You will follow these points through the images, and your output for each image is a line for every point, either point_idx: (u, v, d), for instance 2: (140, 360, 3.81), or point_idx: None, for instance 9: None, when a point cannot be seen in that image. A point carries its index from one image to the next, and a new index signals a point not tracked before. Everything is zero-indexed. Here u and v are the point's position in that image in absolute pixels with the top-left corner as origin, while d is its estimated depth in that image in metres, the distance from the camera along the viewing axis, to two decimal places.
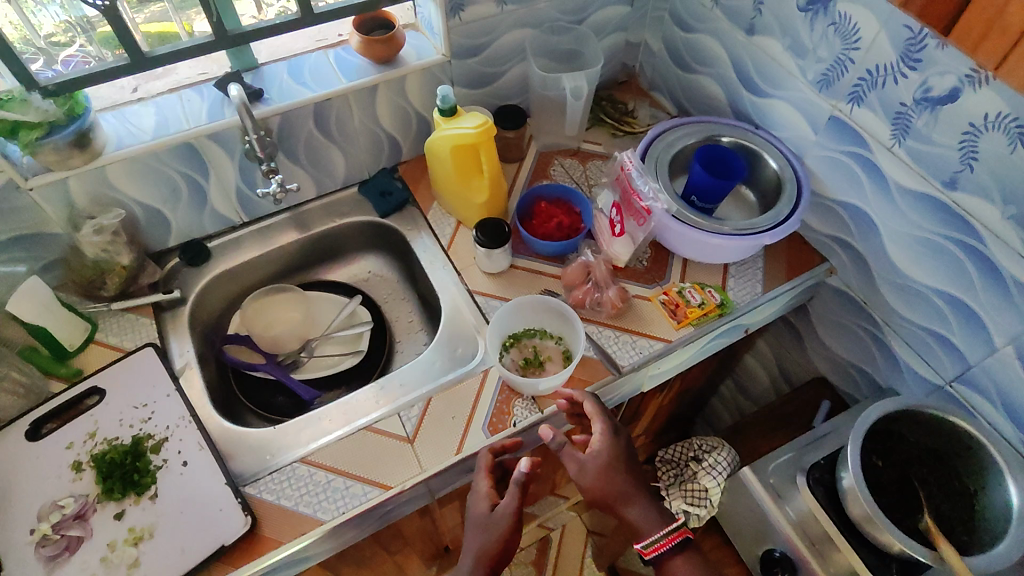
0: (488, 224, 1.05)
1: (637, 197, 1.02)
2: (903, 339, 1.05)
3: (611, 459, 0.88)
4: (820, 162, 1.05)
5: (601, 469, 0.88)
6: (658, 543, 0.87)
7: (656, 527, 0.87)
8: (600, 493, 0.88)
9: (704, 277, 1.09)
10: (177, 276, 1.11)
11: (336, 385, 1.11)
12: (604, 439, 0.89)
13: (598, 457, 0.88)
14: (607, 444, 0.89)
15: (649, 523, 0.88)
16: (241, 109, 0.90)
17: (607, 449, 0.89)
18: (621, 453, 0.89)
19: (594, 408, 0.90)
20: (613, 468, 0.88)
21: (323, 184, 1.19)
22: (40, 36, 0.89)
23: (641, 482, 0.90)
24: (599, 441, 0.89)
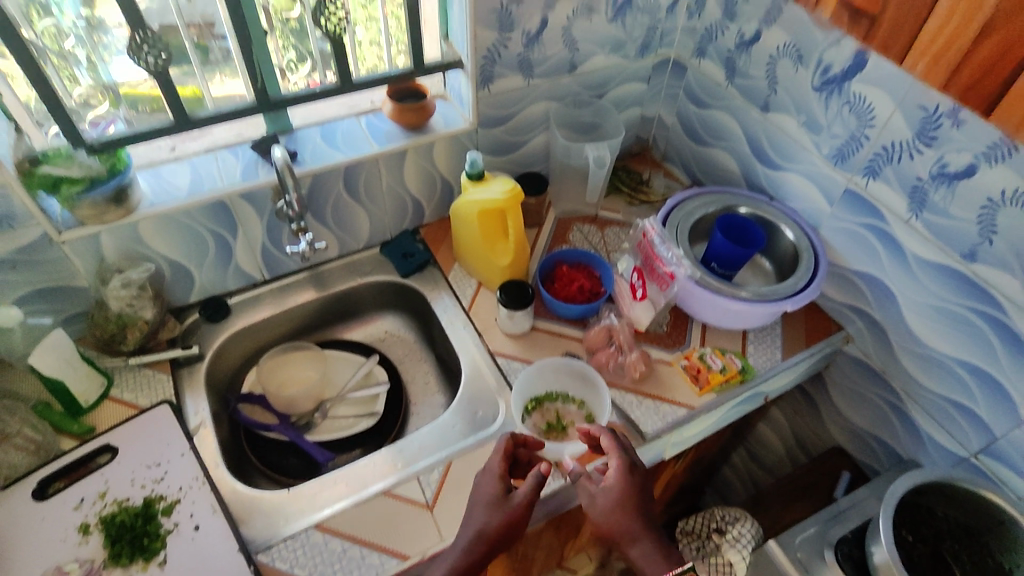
0: (512, 285, 1.06)
1: (660, 262, 1.03)
2: (924, 409, 1.05)
3: (627, 492, 0.85)
4: (836, 233, 1.08)
5: (615, 505, 0.85)
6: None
7: (660, 569, 0.81)
8: (609, 529, 0.85)
9: (725, 343, 1.09)
10: (196, 332, 1.10)
11: (351, 447, 1.08)
12: (621, 475, 0.86)
13: (611, 492, 0.85)
14: (624, 478, 0.85)
15: (652, 564, 0.82)
16: (285, 170, 0.91)
17: (621, 485, 0.85)
18: (636, 492, 0.86)
19: (614, 446, 0.87)
20: (624, 508, 0.84)
21: (347, 244, 1.21)
22: (73, 97, 0.92)
23: (654, 524, 0.86)
24: (614, 479, 0.86)
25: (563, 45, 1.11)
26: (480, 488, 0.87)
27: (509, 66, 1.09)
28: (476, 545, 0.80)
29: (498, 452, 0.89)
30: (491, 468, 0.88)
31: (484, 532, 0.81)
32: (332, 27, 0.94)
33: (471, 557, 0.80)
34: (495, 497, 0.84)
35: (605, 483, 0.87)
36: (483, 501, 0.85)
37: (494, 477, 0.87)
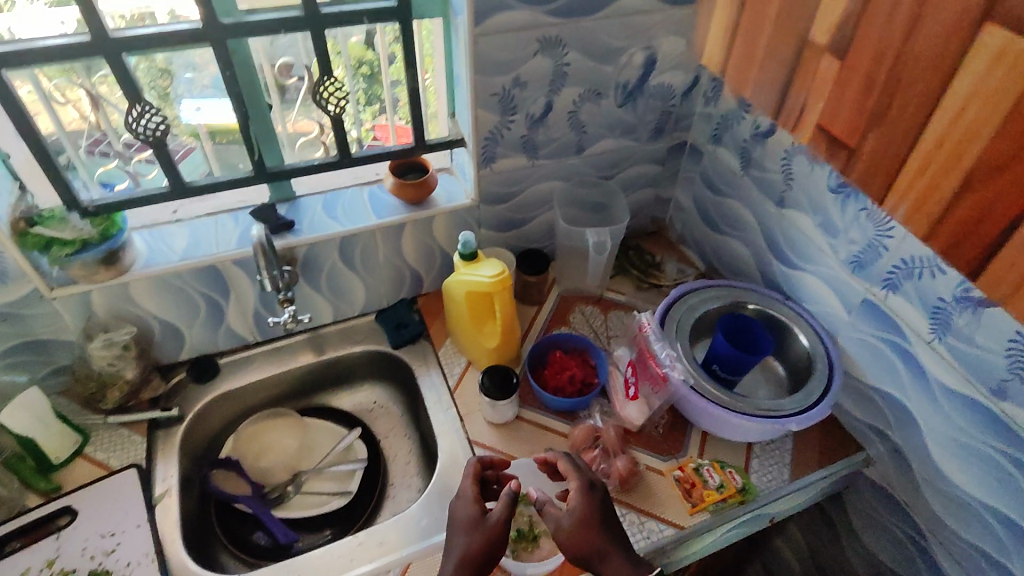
0: (497, 372, 1.01)
1: (653, 361, 0.97)
2: (949, 553, 0.93)
3: (591, 508, 0.77)
4: (854, 343, 0.99)
5: (577, 522, 0.75)
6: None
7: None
8: (574, 551, 0.74)
9: (725, 454, 1.01)
10: (180, 392, 1.10)
11: (320, 527, 1.04)
12: (581, 493, 0.78)
13: (572, 510, 0.77)
14: (583, 496, 0.78)
15: None
16: (258, 246, 0.91)
17: (581, 502, 0.77)
18: (597, 506, 0.77)
19: (568, 465, 0.82)
20: (586, 523, 0.75)
21: (341, 311, 1.20)
22: (120, 141, 0.97)
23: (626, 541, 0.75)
24: (574, 498, 0.78)
25: (569, 127, 1.09)
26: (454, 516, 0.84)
27: (512, 146, 1.07)
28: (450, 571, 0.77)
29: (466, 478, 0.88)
30: (462, 496, 0.86)
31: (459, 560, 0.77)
32: (331, 106, 0.96)
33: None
34: (463, 521, 0.82)
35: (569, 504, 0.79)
36: (455, 525, 0.82)
37: (466, 504, 0.84)
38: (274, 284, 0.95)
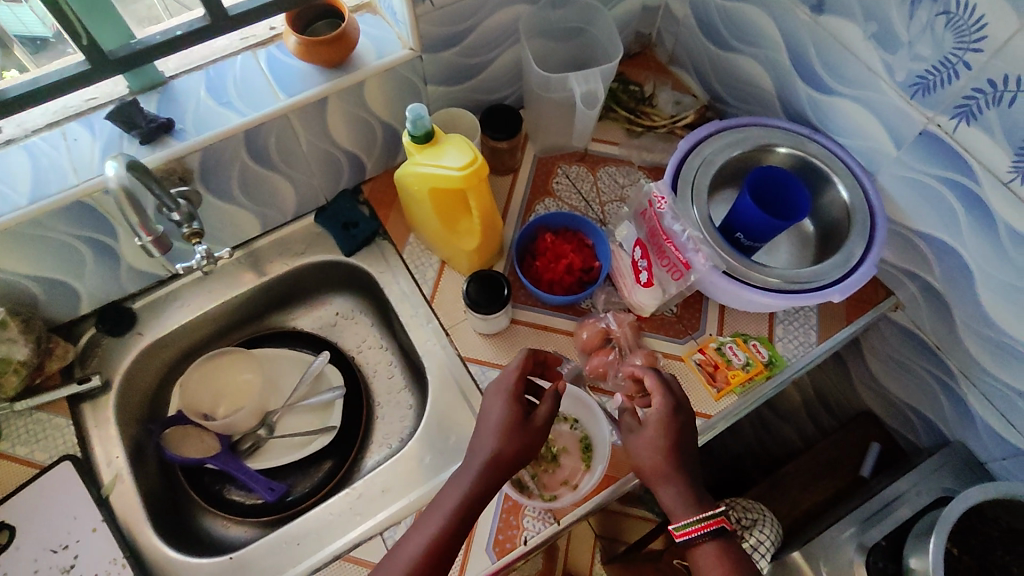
0: (485, 280, 0.84)
1: (672, 245, 0.80)
2: (980, 393, 0.87)
3: (674, 432, 0.72)
4: (898, 183, 0.82)
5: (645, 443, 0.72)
6: (696, 524, 0.68)
7: (688, 511, 0.69)
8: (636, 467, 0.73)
9: (745, 326, 0.89)
10: (96, 352, 0.90)
11: (310, 469, 0.93)
12: (664, 414, 0.72)
13: (651, 429, 0.72)
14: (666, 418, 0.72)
15: (679, 506, 0.70)
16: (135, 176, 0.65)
17: (663, 425, 0.72)
18: (678, 429, 0.72)
19: (657, 382, 0.74)
20: (668, 448, 0.71)
21: (269, 218, 0.95)
22: None
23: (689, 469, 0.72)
24: (654, 420, 0.72)
25: None
26: (485, 414, 0.73)
27: None
28: (477, 475, 0.68)
29: (509, 372, 0.75)
30: (497, 392, 0.74)
31: (488, 460, 0.68)
32: None
33: (473, 488, 0.67)
34: (496, 420, 0.71)
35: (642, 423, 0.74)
36: (489, 419, 0.71)
37: (503, 401, 0.72)
38: (161, 246, 0.70)
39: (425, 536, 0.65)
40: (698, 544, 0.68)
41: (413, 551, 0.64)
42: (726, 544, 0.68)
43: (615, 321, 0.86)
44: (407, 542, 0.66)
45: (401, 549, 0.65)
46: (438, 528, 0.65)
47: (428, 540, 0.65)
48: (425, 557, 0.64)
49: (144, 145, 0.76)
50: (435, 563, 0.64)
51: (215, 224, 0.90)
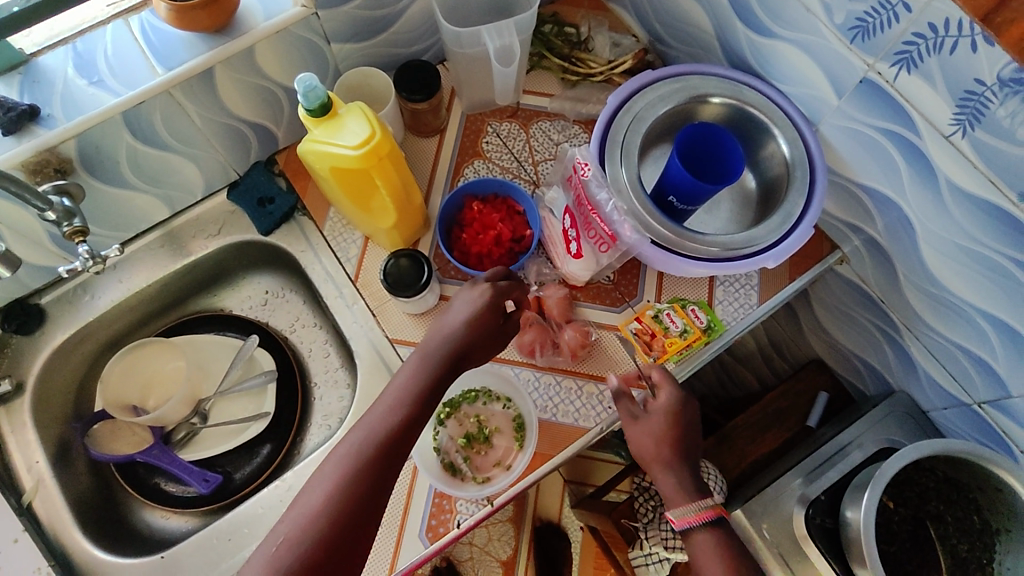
0: (405, 262, 0.79)
1: (597, 216, 0.76)
2: (923, 345, 0.85)
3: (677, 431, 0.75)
4: (841, 134, 0.76)
5: (661, 436, 0.75)
6: (687, 515, 0.73)
7: (687, 500, 0.73)
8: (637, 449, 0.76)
9: (684, 290, 0.85)
10: (6, 353, 0.85)
11: (247, 457, 0.91)
12: (670, 414, 0.75)
13: (658, 420, 0.75)
14: (673, 425, 0.75)
15: (676, 492, 0.74)
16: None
17: (670, 416, 0.75)
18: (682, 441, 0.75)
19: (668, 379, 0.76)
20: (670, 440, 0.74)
21: (177, 199, 0.89)
22: None
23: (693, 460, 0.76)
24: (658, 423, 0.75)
25: None
26: (449, 310, 0.72)
27: None
28: (438, 364, 0.68)
29: (499, 282, 0.73)
30: (472, 292, 0.72)
31: (447, 352, 0.68)
32: None
33: (433, 373, 0.67)
34: (460, 314, 0.71)
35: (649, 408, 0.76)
36: (454, 314, 0.71)
37: (474, 299, 0.72)
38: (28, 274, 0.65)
39: (388, 411, 0.64)
40: (692, 532, 0.73)
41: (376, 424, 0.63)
42: (718, 534, 0.73)
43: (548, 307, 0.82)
44: (366, 418, 0.64)
45: (360, 423, 0.64)
46: (404, 406, 0.64)
47: (394, 414, 0.64)
48: (396, 425, 0.63)
49: (8, 135, 0.68)
50: (404, 435, 0.63)
51: (114, 211, 0.84)
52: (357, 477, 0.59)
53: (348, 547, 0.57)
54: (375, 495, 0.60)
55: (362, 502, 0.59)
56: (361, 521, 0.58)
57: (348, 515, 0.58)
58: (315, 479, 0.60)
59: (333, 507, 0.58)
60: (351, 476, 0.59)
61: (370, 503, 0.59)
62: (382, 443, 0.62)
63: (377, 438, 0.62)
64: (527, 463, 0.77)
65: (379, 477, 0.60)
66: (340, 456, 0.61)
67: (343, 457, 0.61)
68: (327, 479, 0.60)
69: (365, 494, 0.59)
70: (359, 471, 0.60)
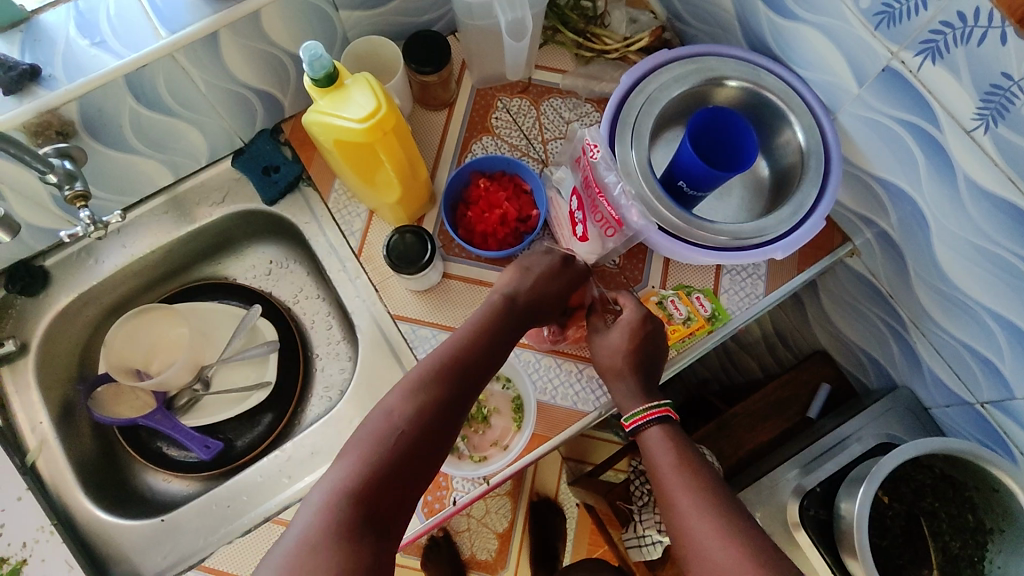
0: (409, 237, 0.78)
1: (604, 199, 0.73)
2: (929, 343, 0.84)
3: (638, 343, 0.72)
4: (860, 123, 0.74)
5: (626, 341, 0.73)
6: (643, 413, 0.70)
7: (636, 402, 0.71)
8: (602, 359, 0.74)
9: (690, 277, 0.84)
10: (11, 314, 0.86)
11: (248, 425, 0.92)
12: (629, 327, 0.73)
13: (616, 333, 0.73)
14: (635, 339, 0.73)
15: (631, 403, 0.72)
16: None
17: (629, 330, 0.73)
18: (642, 357, 0.73)
19: (633, 296, 0.75)
20: (626, 352, 0.72)
21: (182, 165, 0.88)
22: None
23: (653, 377, 0.73)
24: (618, 334, 0.73)
25: None
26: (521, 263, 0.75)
27: None
28: (518, 305, 0.71)
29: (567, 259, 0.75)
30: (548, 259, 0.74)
31: (525, 297, 0.71)
32: None
33: (513, 313, 0.70)
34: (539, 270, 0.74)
35: (611, 326, 0.75)
36: (529, 270, 0.73)
37: (548, 262, 0.74)
38: None
39: (469, 341, 0.66)
40: (643, 430, 0.70)
41: (458, 352, 0.65)
42: (672, 430, 0.69)
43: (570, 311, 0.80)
44: (445, 345, 0.66)
45: (441, 348, 0.66)
46: (487, 335, 0.68)
47: (477, 346, 0.66)
48: (482, 350, 0.66)
49: (9, 95, 0.68)
50: (484, 362, 0.66)
51: (118, 175, 0.83)
52: (437, 398, 0.62)
53: (422, 464, 0.59)
54: (452, 417, 0.62)
55: (446, 416, 0.61)
56: (443, 427, 0.61)
57: (425, 432, 0.60)
58: (396, 391, 0.62)
59: (421, 419, 0.60)
60: (435, 394, 0.62)
61: (447, 427, 0.61)
62: (461, 371, 0.64)
63: (457, 364, 0.64)
64: (523, 445, 0.77)
65: (455, 402, 0.63)
66: (431, 366, 0.64)
67: (425, 375, 0.63)
68: (413, 394, 0.61)
69: (441, 418, 0.61)
70: (449, 383, 0.63)
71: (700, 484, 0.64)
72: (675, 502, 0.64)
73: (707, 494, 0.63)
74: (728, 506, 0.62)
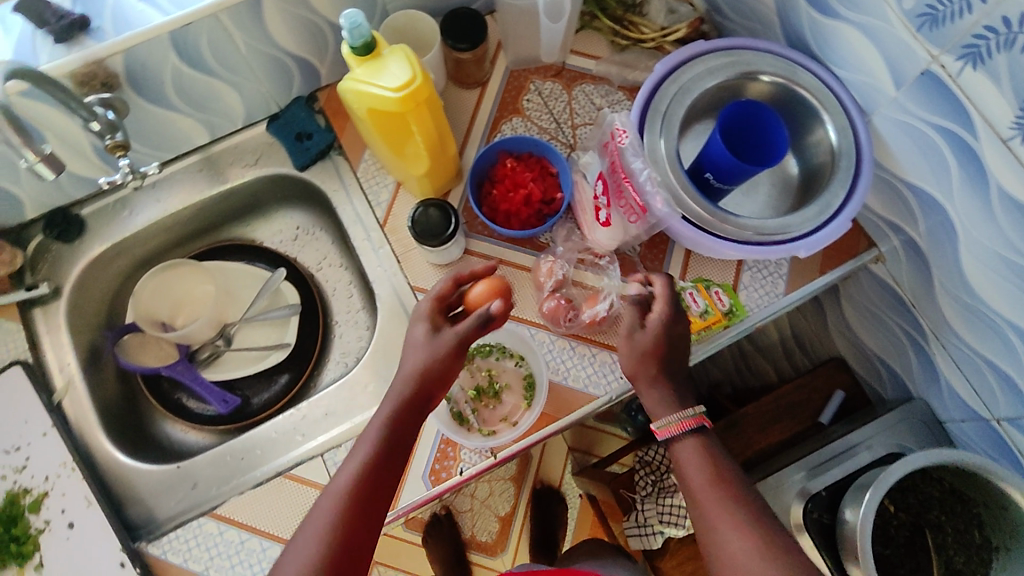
0: (434, 210, 0.79)
1: (630, 184, 0.74)
2: (948, 354, 0.83)
3: (667, 343, 0.69)
4: (895, 127, 0.74)
5: (654, 343, 0.69)
6: (674, 425, 0.66)
7: (668, 411, 0.68)
8: (627, 361, 0.70)
9: (712, 271, 0.84)
10: (47, 258, 0.88)
11: (266, 383, 0.94)
12: (664, 325, 0.70)
13: (647, 333, 0.70)
14: (670, 332, 0.70)
15: (663, 409, 0.68)
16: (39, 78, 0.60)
17: (660, 329, 0.70)
18: (678, 352, 0.70)
19: (666, 279, 0.72)
20: (657, 354, 0.69)
21: (218, 126, 0.90)
22: None
23: (681, 381, 0.71)
24: (657, 328, 0.70)
25: None
26: (408, 346, 0.68)
27: None
28: (414, 400, 0.65)
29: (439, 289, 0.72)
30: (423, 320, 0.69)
31: (422, 388, 0.65)
32: None
33: (407, 411, 0.65)
34: (436, 338, 0.67)
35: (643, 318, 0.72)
36: (415, 346, 0.67)
37: (426, 323, 0.69)
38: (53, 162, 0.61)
39: (368, 463, 0.61)
40: (676, 441, 0.66)
41: (362, 478, 0.60)
42: (707, 441, 0.66)
43: (500, 308, 0.67)
44: (343, 471, 0.61)
45: (342, 472, 0.61)
46: (385, 441, 0.63)
47: (375, 460, 0.62)
48: (382, 462, 0.62)
49: (59, 44, 0.71)
50: (387, 475, 0.62)
51: (158, 131, 0.86)
52: (342, 538, 0.58)
53: None
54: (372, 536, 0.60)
55: (356, 547, 0.58)
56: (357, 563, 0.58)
57: (351, 551, 0.58)
58: (306, 529, 0.58)
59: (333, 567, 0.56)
60: (342, 533, 0.58)
61: (370, 537, 0.60)
62: (372, 480, 0.61)
63: (368, 475, 0.61)
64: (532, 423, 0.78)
65: (373, 517, 0.60)
66: (330, 498, 0.60)
67: (338, 504, 0.59)
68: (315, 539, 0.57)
69: (353, 557, 0.58)
70: (353, 513, 0.59)
71: (736, 501, 0.62)
72: (712, 520, 0.61)
73: (745, 510, 0.61)
74: (767, 525, 0.60)
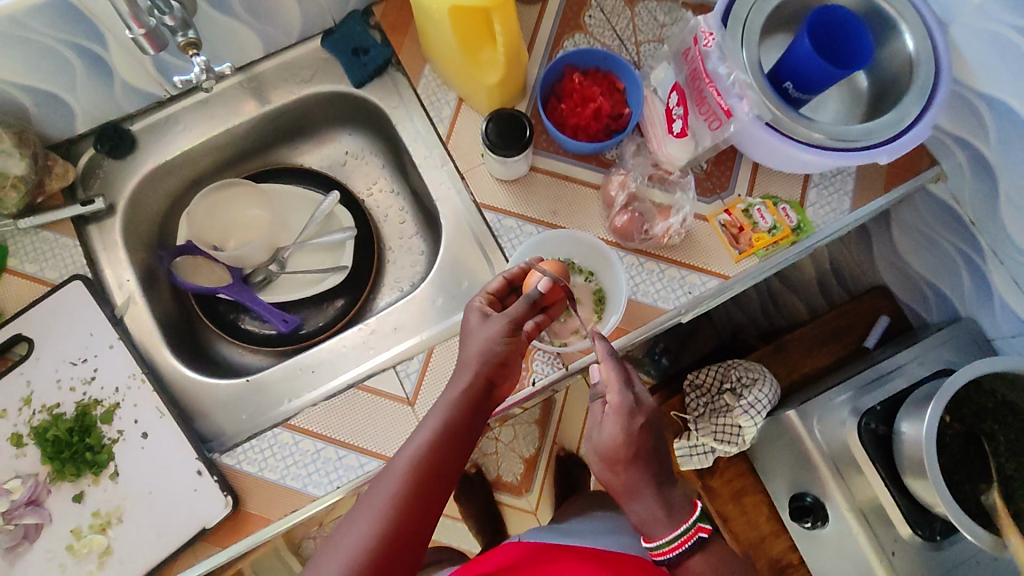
0: (507, 119, 0.79)
1: (714, 89, 0.76)
2: (1006, 270, 0.85)
3: (629, 447, 0.65)
4: (978, 35, 0.74)
5: (610, 457, 0.66)
6: (672, 543, 0.65)
7: (656, 529, 0.65)
8: (601, 472, 0.69)
9: (779, 188, 0.84)
10: (98, 174, 0.86)
11: (322, 305, 0.94)
12: (622, 432, 0.66)
13: (607, 437, 0.66)
14: (629, 425, 0.66)
15: (651, 521, 0.66)
16: None
17: (618, 432, 0.66)
18: (645, 441, 0.66)
19: (609, 357, 0.67)
20: (619, 465, 0.66)
21: (272, 39, 0.87)
22: None
23: (663, 477, 0.67)
24: (610, 424, 0.66)
25: None
26: (467, 332, 0.70)
27: None
28: (481, 378, 0.67)
29: (472, 304, 0.72)
30: (472, 316, 0.71)
31: (488, 366, 0.67)
32: None
33: (474, 389, 0.66)
34: (491, 320, 0.69)
35: (603, 414, 0.68)
36: (474, 332, 0.69)
37: (478, 319, 0.70)
38: (154, 41, 0.67)
39: (434, 439, 0.63)
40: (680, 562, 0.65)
41: (426, 453, 0.62)
42: (710, 550, 0.65)
43: (545, 287, 0.70)
44: (408, 449, 0.63)
45: (406, 448, 0.63)
46: (455, 414, 0.65)
47: (444, 435, 0.63)
48: (452, 435, 0.64)
49: None
50: (454, 446, 0.64)
51: (214, 40, 0.82)
52: (405, 512, 0.59)
53: None
54: (434, 510, 0.61)
55: (416, 520, 0.60)
56: (414, 535, 0.60)
57: (409, 523, 0.59)
58: (369, 498, 0.61)
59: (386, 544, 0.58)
60: (403, 511, 0.59)
61: (429, 512, 0.61)
62: (442, 451, 0.63)
63: (436, 447, 0.63)
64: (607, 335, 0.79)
65: (433, 498, 0.61)
66: (394, 473, 0.61)
67: (396, 487, 0.60)
68: (374, 515, 0.59)
69: (412, 531, 0.60)
70: (415, 485, 0.61)
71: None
72: None
73: None
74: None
